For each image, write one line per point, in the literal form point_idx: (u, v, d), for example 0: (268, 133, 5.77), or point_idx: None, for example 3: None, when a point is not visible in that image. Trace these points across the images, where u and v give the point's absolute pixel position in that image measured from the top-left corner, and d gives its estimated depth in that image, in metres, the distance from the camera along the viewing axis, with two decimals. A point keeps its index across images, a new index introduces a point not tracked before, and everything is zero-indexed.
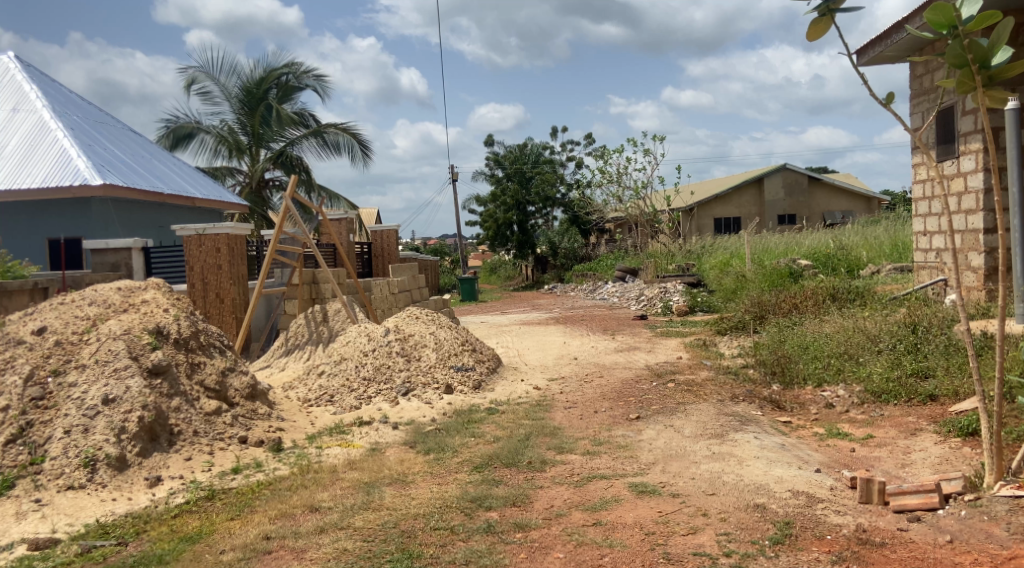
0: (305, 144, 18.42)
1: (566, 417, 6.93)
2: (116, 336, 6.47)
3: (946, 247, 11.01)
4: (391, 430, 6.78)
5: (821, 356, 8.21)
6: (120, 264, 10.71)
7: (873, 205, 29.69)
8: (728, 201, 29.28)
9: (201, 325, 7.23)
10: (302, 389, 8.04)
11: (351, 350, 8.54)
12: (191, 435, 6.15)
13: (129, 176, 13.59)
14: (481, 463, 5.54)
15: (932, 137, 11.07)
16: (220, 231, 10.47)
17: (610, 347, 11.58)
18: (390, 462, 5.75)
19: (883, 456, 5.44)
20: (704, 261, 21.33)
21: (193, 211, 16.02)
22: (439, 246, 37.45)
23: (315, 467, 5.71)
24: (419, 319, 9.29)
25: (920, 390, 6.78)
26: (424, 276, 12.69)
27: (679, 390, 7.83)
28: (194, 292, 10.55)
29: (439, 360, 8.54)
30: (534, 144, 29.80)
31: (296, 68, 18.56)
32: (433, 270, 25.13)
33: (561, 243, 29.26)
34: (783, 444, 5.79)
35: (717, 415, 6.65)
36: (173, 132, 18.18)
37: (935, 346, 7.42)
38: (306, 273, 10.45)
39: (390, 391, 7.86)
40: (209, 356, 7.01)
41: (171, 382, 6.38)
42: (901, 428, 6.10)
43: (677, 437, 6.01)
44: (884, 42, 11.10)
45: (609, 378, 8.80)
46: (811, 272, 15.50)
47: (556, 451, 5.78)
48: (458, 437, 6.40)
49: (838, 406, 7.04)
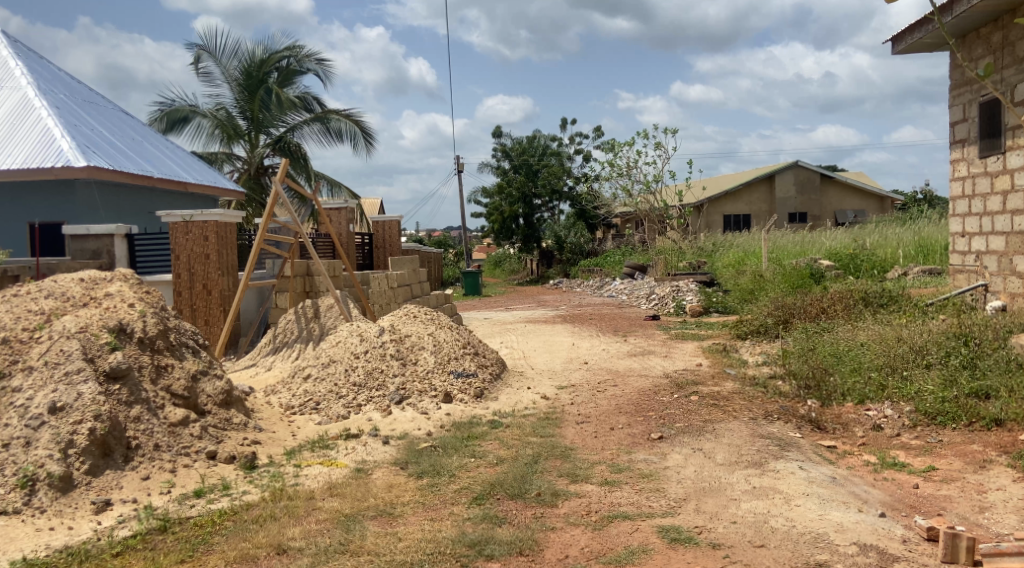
0: (307, 130, 17.63)
1: (579, 435, 6.15)
2: (69, 334, 5.64)
3: (987, 249, 10.18)
4: (380, 446, 5.99)
5: (861, 369, 7.37)
6: (102, 252, 9.88)
7: (886, 204, 28.77)
8: (738, 198, 28.37)
9: (172, 323, 6.41)
10: (285, 394, 7.23)
11: (342, 352, 7.73)
12: (152, 449, 5.35)
13: (117, 159, 12.78)
14: (480, 493, 4.75)
15: (977, 130, 10.26)
16: (208, 218, 9.70)
17: (622, 350, 10.75)
18: (377, 489, 4.94)
19: (954, 496, 4.65)
20: (716, 260, 20.45)
21: (186, 197, 15.20)
22: (444, 237, 36.83)
23: (289, 492, 4.89)
24: (416, 318, 8.51)
25: (984, 412, 5.97)
26: (425, 270, 11.89)
27: (704, 404, 7.02)
28: (179, 283, 9.78)
29: (439, 365, 7.76)
30: (542, 135, 28.90)
31: (298, 51, 17.71)
32: (436, 261, 24.33)
33: (568, 237, 28.17)
34: (834, 477, 4.96)
35: (752, 438, 5.85)
36: (169, 115, 17.37)
37: (994, 362, 6.61)
38: (299, 265, 9.72)
39: (382, 399, 7.06)
40: (179, 358, 6.18)
41: (132, 388, 5.56)
42: (967, 460, 5.32)
43: (708, 466, 5.20)
44: (926, 27, 10.41)
45: (624, 387, 7.99)
46: (834, 273, 14.67)
47: (569, 480, 4.98)
48: (457, 457, 5.60)
49: (888, 429, 6.24)
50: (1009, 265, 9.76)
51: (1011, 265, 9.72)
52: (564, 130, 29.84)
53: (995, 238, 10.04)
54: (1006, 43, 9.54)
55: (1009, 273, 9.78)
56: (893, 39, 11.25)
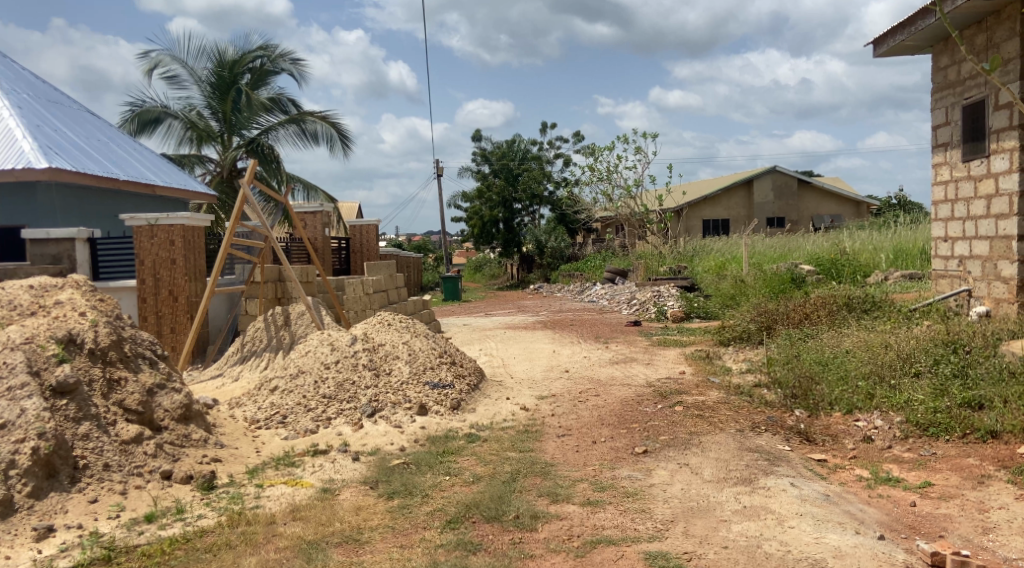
0: (281, 132, 17.22)
1: (559, 450, 5.86)
2: (13, 345, 5.26)
3: (971, 254, 10.02)
4: (350, 462, 5.66)
5: (847, 377, 7.12)
6: (62, 257, 9.43)
7: (863, 209, 28.79)
8: (716, 203, 28.35)
9: (127, 333, 6.04)
10: (250, 407, 6.88)
11: (311, 361, 7.41)
12: (101, 469, 4.98)
13: (80, 160, 12.33)
14: (454, 516, 4.45)
15: (960, 134, 10.12)
16: (174, 222, 9.32)
17: (603, 358, 10.48)
18: (344, 511, 4.62)
19: (955, 515, 4.43)
20: (697, 264, 20.26)
21: (155, 200, 14.74)
22: (423, 242, 36.49)
23: (247, 516, 4.55)
24: (390, 325, 8.18)
25: (978, 424, 5.75)
26: (402, 275, 11.54)
27: (689, 416, 6.74)
28: (144, 289, 9.39)
29: (413, 375, 7.41)
30: (522, 139, 28.68)
31: (271, 52, 17.33)
32: (415, 266, 24.01)
33: (548, 241, 27.80)
34: (827, 495, 4.70)
35: (740, 452, 5.59)
36: (138, 117, 16.91)
37: (987, 370, 6.39)
38: (270, 271, 9.37)
39: (353, 412, 6.72)
40: (134, 370, 5.82)
41: (80, 404, 5.19)
42: (964, 475, 5.08)
43: (695, 483, 4.92)
44: (908, 29, 10.26)
45: (606, 397, 7.70)
46: (815, 278, 14.51)
47: (549, 500, 4.67)
48: (430, 475, 5.28)
49: (879, 441, 6.01)
50: (994, 269, 9.58)
51: (996, 270, 9.55)
52: (544, 134, 29.62)
53: (979, 243, 9.87)
54: (990, 45, 9.41)
55: (993, 279, 9.62)
56: (875, 41, 11.10)
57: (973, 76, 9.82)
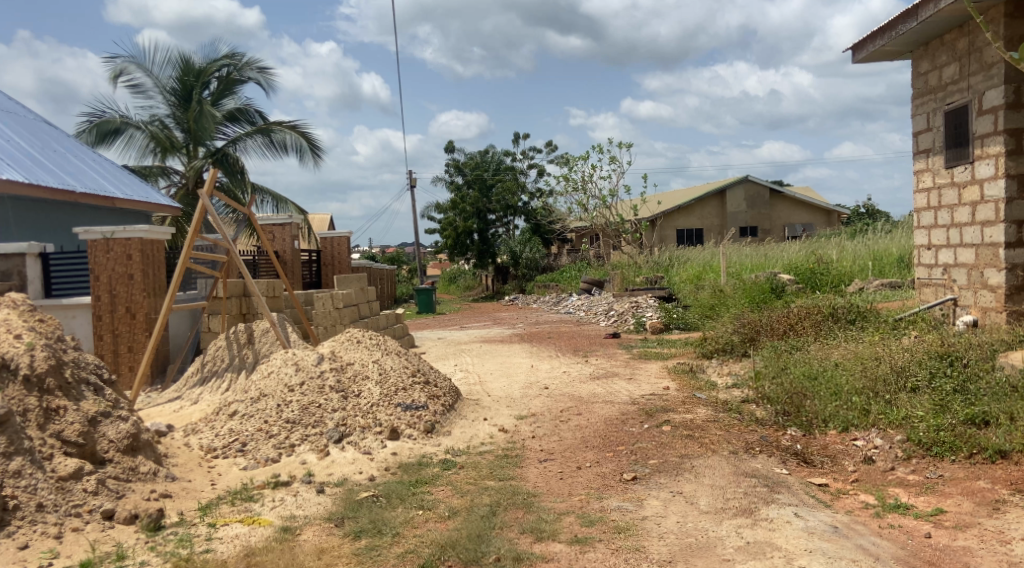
0: (248, 142, 16.65)
1: (541, 477, 5.44)
2: None
3: (956, 261, 9.77)
4: (313, 496, 5.19)
5: (840, 392, 6.73)
6: (11, 273, 8.87)
7: (833, 218, 28.77)
8: (690, 212, 28.16)
9: (67, 357, 5.52)
10: (207, 434, 6.38)
11: (274, 384, 6.91)
12: (34, 511, 4.47)
13: (34, 172, 11.72)
14: (427, 559, 4.02)
15: (943, 139, 9.87)
16: (132, 235, 8.79)
17: (584, 373, 10.06)
18: (304, 553, 4.16)
19: (975, 548, 4.06)
20: (674, 274, 19.95)
21: (114, 213, 14.11)
22: (397, 254, 35.89)
23: (195, 563, 4.07)
24: (360, 343, 7.70)
25: (985, 443, 5.40)
26: (374, 288, 11.04)
27: (678, 436, 6.35)
28: (100, 306, 8.83)
29: (383, 397, 6.92)
30: (495, 151, 28.35)
31: (238, 60, 16.77)
32: (389, 278, 23.52)
33: (523, 252, 27.35)
34: (835, 526, 4.32)
35: (736, 477, 5.20)
36: (98, 127, 16.24)
37: (986, 385, 6.06)
38: (232, 285, 8.81)
39: (319, 438, 6.23)
40: (75, 399, 5.28)
41: (11, 437, 4.63)
42: (977, 501, 4.73)
43: (692, 515, 4.52)
44: (888, 34, 10.01)
45: (589, 416, 7.29)
46: (795, 287, 14.24)
47: (533, 538, 4.24)
48: (400, 509, 4.83)
49: (880, 462, 5.66)
50: (980, 278, 9.32)
51: (983, 278, 9.28)
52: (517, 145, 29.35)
53: (964, 251, 9.63)
54: (973, 49, 9.19)
55: (980, 287, 9.35)
56: (853, 47, 10.88)
57: (956, 81, 9.58)
